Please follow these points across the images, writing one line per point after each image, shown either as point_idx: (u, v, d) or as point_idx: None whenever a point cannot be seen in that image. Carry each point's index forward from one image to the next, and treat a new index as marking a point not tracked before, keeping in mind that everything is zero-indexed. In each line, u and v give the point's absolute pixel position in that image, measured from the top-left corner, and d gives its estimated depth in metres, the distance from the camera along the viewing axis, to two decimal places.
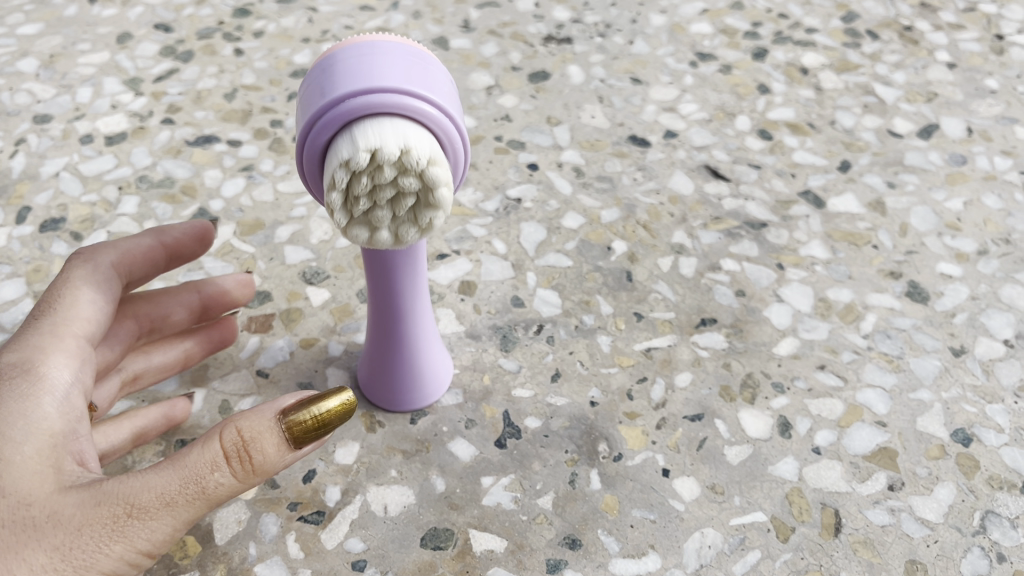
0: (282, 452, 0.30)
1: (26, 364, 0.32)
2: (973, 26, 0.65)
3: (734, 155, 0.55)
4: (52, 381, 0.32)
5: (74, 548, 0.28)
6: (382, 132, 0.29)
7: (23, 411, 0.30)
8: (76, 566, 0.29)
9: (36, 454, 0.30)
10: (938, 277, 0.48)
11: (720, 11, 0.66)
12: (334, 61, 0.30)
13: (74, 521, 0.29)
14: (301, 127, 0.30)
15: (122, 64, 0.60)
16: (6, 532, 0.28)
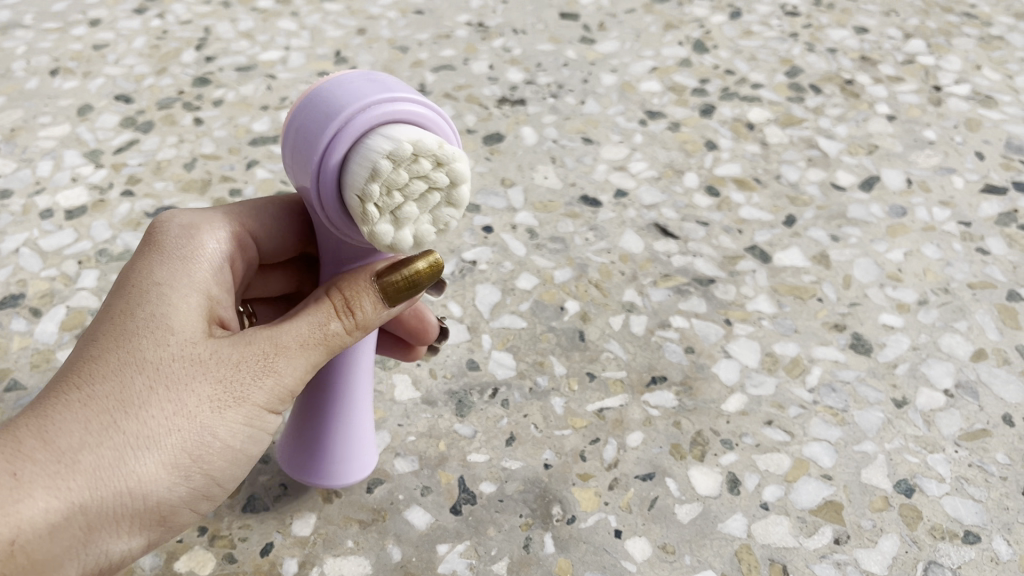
0: (379, 310, 0.33)
1: (181, 228, 0.34)
2: (913, 78, 0.67)
3: (682, 213, 0.57)
4: (210, 249, 0.35)
5: (235, 381, 0.31)
6: (406, 132, 0.29)
7: (183, 267, 0.33)
8: (238, 396, 0.31)
9: (196, 303, 0.32)
10: (880, 328, 0.50)
11: (669, 68, 0.68)
12: (325, 81, 0.31)
13: (236, 357, 0.31)
14: (307, 141, 0.30)
15: (82, 137, 0.61)
16: (175, 363, 0.30)
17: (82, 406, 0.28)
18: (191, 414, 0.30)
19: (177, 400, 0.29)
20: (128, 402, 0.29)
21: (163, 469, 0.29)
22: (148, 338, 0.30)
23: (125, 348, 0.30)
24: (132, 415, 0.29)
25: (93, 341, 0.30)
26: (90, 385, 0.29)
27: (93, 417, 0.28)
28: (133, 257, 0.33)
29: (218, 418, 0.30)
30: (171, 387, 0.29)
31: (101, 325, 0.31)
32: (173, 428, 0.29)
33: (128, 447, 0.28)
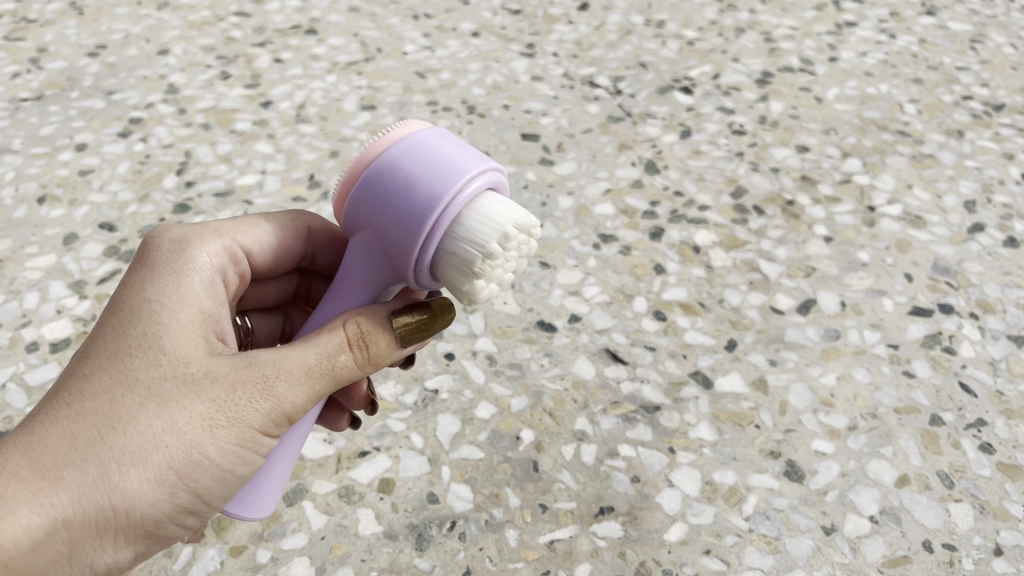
0: (389, 347, 0.42)
1: (180, 254, 0.43)
2: (849, 198, 0.72)
3: (631, 338, 0.61)
4: (199, 265, 0.43)
5: (228, 403, 0.38)
6: (508, 204, 0.39)
7: (175, 284, 0.41)
8: (224, 421, 0.38)
9: (186, 328, 0.40)
10: (812, 454, 0.54)
11: (622, 190, 0.73)
12: (410, 155, 0.38)
13: (220, 383, 0.38)
14: (414, 213, 0.38)
15: (67, 267, 0.65)
16: (166, 383, 0.37)
17: (77, 419, 0.36)
18: (180, 430, 0.37)
19: (167, 417, 0.37)
20: (119, 420, 0.36)
21: (151, 478, 0.36)
22: (142, 358, 0.38)
23: (123, 368, 0.37)
24: (122, 430, 0.36)
25: (87, 360, 0.38)
26: (82, 402, 0.36)
27: (86, 432, 0.36)
28: (131, 274, 0.41)
29: (205, 436, 0.37)
30: (162, 405, 0.37)
31: (100, 349, 0.38)
32: (161, 442, 0.37)
33: (114, 461, 0.36)
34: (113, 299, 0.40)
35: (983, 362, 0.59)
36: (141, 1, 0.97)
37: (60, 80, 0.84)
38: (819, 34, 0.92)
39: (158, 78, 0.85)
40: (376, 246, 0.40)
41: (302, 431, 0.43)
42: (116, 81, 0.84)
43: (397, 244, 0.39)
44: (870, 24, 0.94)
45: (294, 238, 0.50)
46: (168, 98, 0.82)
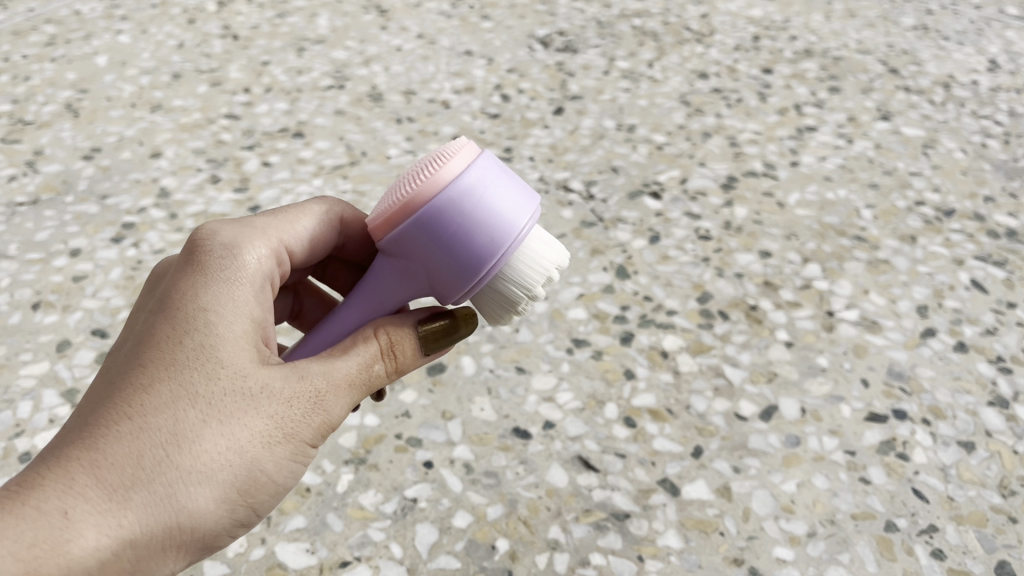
0: (412, 355, 0.50)
1: (230, 261, 0.47)
2: (809, 302, 0.76)
3: (602, 444, 0.64)
4: (250, 264, 0.48)
5: (284, 419, 0.44)
6: (546, 246, 0.49)
7: (228, 291, 0.46)
8: (276, 442, 0.44)
9: (237, 340, 0.44)
10: (774, 561, 0.56)
11: (594, 295, 0.76)
12: (464, 206, 0.46)
13: (273, 406, 0.44)
14: (470, 262, 0.47)
15: (60, 374, 0.67)
16: (228, 401, 0.43)
17: (144, 440, 0.40)
18: (243, 446, 0.43)
19: (231, 433, 0.42)
20: (185, 442, 0.41)
21: (216, 488, 0.42)
22: (202, 374, 0.42)
23: (186, 385, 0.42)
24: (189, 451, 0.41)
25: (145, 372, 0.42)
26: (145, 418, 0.41)
27: (154, 452, 0.40)
28: (183, 280, 0.46)
29: (264, 451, 0.44)
30: (225, 422, 0.42)
31: (157, 366, 0.42)
32: (224, 456, 0.42)
33: (184, 476, 0.41)
34: (166, 304, 0.45)
35: (934, 468, 0.63)
36: (136, 104, 1.01)
37: (56, 183, 0.88)
38: (781, 139, 0.97)
39: (150, 182, 0.88)
40: (420, 270, 0.49)
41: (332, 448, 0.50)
42: (110, 184, 0.88)
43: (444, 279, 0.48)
44: (829, 129, 0.99)
45: (329, 229, 0.57)
46: (159, 201, 0.86)
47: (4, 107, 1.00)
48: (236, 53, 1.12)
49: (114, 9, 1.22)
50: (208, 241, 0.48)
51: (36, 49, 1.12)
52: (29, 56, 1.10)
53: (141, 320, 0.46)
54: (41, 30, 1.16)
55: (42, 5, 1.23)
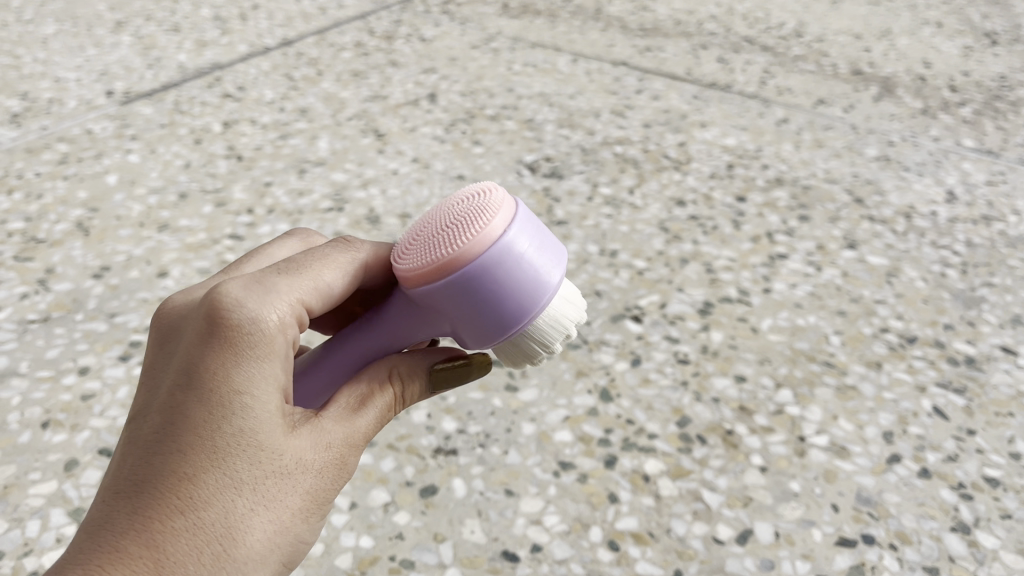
0: (419, 394, 0.60)
1: (261, 334, 0.51)
2: (782, 427, 0.81)
3: (587, 568, 0.67)
4: (279, 327, 0.52)
5: (316, 489, 0.52)
6: (571, 304, 0.58)
7: (261, 368, 0.50)
8: (303, 514, 0.52)
9: (273, 421, 0.50)
10: None
11: (580, 417, 0.81)
12: (499, 272, 0.54)
13: (304, 484, 0.52)
14: (505, 322, 0.55)
15: (67, 493, 0.70)
16: (269, 485, 0.50)
17: (201, 535, 0.47)
18: (283, 522, 0.51)
19: (274, 513, 0.50)
20: (235, 531, 0.48)
21: (262, 561, 0.50)
22: (245, 464, 0.49)
23: (232, 476, 0.48)
24: (237, 537, 0.48)
25: (192, 463, 0.48)
26: (198, 516, 0.47)
27: (212, 546, 0.47)
28: (214, 360, 0.50)
29: (300, 520, 0.52)
30: (268, 505, 0.50)
31: (204, 458, 0.48)
32: (269, 532, 0.50)
33: (239, 560, 0.49)
34: (201, 383, 0.49)
35: None
36: (144, 223, 1.06)
37: (67, 301, 0.92)
38: (754, 266, 1.03)
39: (156, 301, 0.93)
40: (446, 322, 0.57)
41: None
42: (118, 303, 0.92)
43: (474, 331, 0.56)
44: (799, 256, 1.06)
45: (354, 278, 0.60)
46: None
47: (17, 224, 1.05)
48: (240, 173, 1.18)
49: (124, 129, 1.29)
50: (235, 307, 0.51)
51: (48, 167, 1.18)
52: (42, 173, 1.16)
53: (168, 393, 0.50)
54: (55, 148, 1.22)
55: (56, 124, 1.30)
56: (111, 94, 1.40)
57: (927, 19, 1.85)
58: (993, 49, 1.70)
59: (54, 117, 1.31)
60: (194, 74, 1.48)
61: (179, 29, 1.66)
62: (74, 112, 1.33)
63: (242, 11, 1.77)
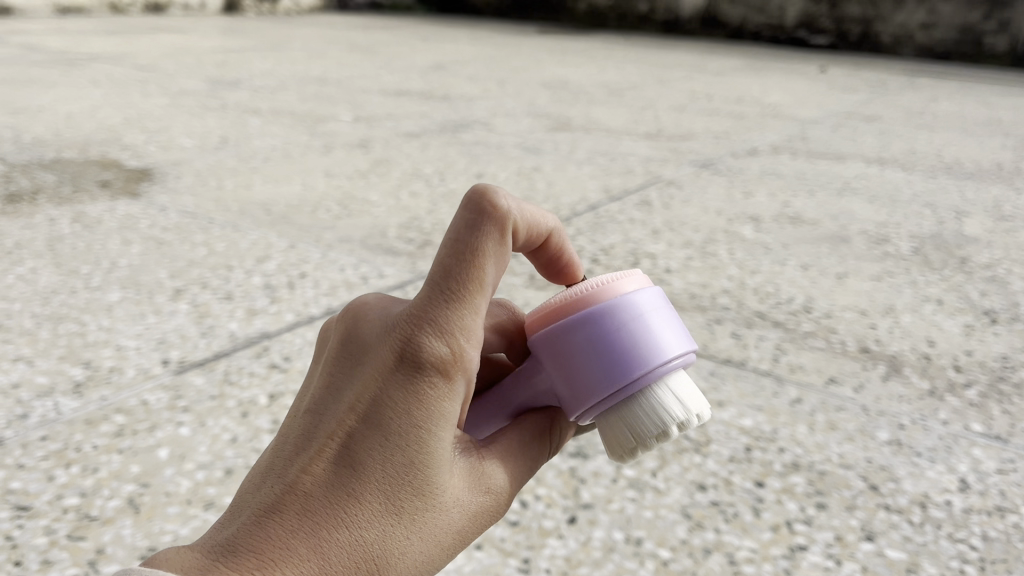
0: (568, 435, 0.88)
1: (434, 380, 0.70)
2: None
3: None
4: (462, 370, 0.71)
5: (460, 514, 0.74)
6: (681, 407, 0.78)
7: (435, 413, 0.70)
8: (450, 532, 0.74)
9: (437, 459, 0.71)
10: None
11: None
12: (615, 319, 0.79)
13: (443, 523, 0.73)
14: (622, 369, 0.78)
15: None
16: (422, 511, 0.71)
17: (361, 546, 0.69)
18: (430, 536, 0.72)
19: (425, 530, 0.72)
20: (391, 540, 0.70)
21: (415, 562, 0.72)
22: (404, 494, 0.70)
23: (394, 501, 0.70)
24: (393, 542, 0.71)
25: (366, 487, 0.70)
26: (360, 526, 0.69)
27: (370, 548, 0.70)
28: (400, 403, 0.70)
29: (446, 539, 0.74)
30: (420, 525, 0.71)
31: (374, 487, 0.70)
32: (419, 541, 0.72)
33: (392, 557, 0.71)
34: (383, 423, 0.70)
35: None
36: (191, 501, 1.12)
37: None
38: (775, 557, 1.07)
39: None
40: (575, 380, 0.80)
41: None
42: None
43: (592, 381, 0.78)
44: (818, 547, 1.09)
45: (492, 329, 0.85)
46: None
47: (74, 499, 1.11)
48: None
49: (177, 399, 1.38)
50: (422, 355, 0.70)
51: (106, 438, 1.26)
52: (99, 445, 1.24)
53: (357, 425, 0.71)
54: (112, 420, 1.31)
55: (114, 393, 1.39)
56: (167, 363, 1.50)
57: (928, 296, 1.98)
58: (993, 328, 1.81)
59: (113, 386, 1.41)
60: (244, 343, 1.59)
61: (232, 297, 1.81)
62: (132, 381, 1.43)
63: (290, 278, 1.92)
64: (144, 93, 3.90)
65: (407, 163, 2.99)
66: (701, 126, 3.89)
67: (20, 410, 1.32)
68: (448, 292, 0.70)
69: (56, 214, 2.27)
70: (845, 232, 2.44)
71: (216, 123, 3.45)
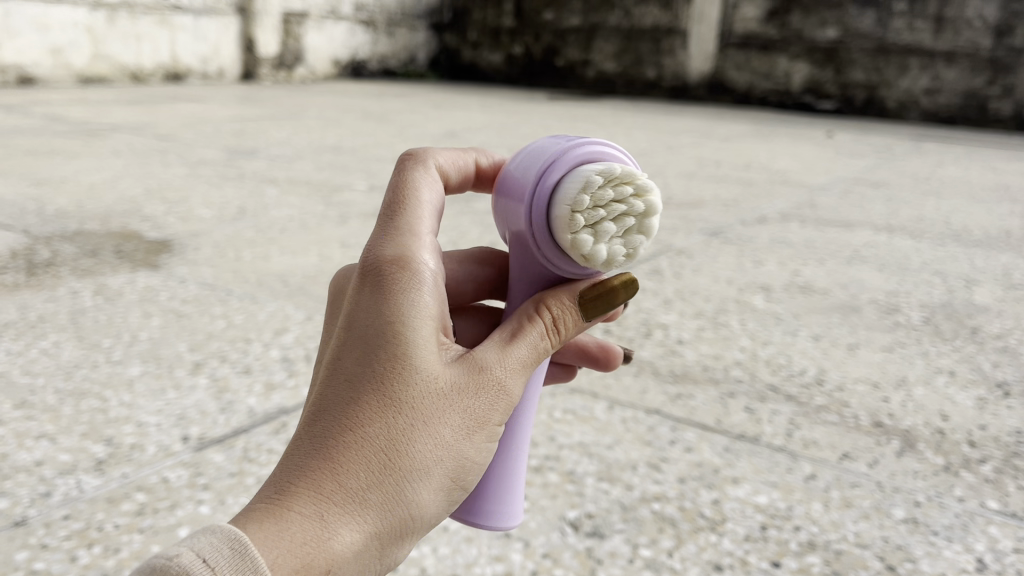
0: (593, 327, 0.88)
1: (396, 276, 0.74)
2: None
3: None
4: (422, 265, 0.76)
5: (463, 396, 0.74)
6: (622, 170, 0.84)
7: (408, 303, 0.73)
8: (457, 418, 0.74)
9: (423, 347, 0.73)
10: None
11: None
12: None
13: (452, 415, 0.74)
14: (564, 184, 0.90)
15: None
16: (421, 399, 0.72)
17: (370, 447, 0.70)
18: (436, 422, 0.73)
19: (429, 419, 0.72)
20: (397, 436, 0.71)
21: (428, 452, 0.73)
22: (396, 387, 0.71)
23: (388, 398, 0.71)
24: (401, 435, 0.71)
25: (358, 394, 0.71)
26: (363, 429, 0.70)
27: (377, 447, 0.70)
28: (371, 307, 0.73)
29: (455, 424, 0.74)
30: (421, 414, 0.72)
31: (366, 390, 0.71)
32: (426, 431, 0.72)
33: (403, 452, 0.71)
34: (362, 332, 0.73)
35: None
36: None
37: None
38: None
39: None
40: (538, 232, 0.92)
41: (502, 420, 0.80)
42: None
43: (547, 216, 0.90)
44: None
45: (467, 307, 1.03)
46: None
47: None
48: None
49: (197, 477, 1.39)
50: (378, 261, 0.76)
51: (127, 517, 1.27)
52: (120, 524, 1.25)
53: (337, 345, 0.74)
54: (133, 498, 1.32)
55: (136, 471, 1.41)
56: (186, 439, 1.52)
57: (941, 367, 1.99)
58: (1006, 402, 1.81)
59: (134, 463, 1.43)
60: (262, 419, 1.61)
61: (250, 371, 1.83)
62: (153, 459, 1.45)
63: (307, 351, 1.95)
64: (164, 164, 3.99)
65: None
66: (710, 193, 3.94)
67: (43, 489, 1.34)
68: (389, 223, 0.80)
69: (79, 287, 2.32)
70: (855, 302, 2.46)
71: (234, 193, 3.53)
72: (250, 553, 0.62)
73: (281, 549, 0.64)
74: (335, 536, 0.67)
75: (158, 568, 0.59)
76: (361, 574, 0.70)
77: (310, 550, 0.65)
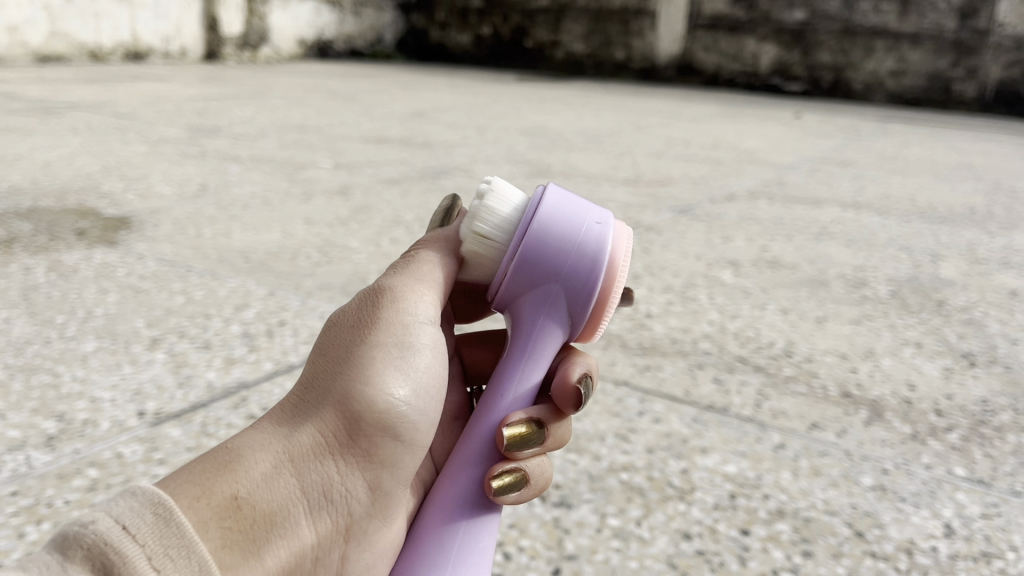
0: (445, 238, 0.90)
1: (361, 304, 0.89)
2: None
3: None
4: None
5: (370, 316, 0.78)
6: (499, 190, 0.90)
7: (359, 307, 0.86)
8: (368, 334, 0.77)
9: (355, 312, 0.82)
10: None
11: None
12: (556, 276, 0.85)
13: (354, 332, 0.77)
14: (525, 275, 0.85)
15: None
16: (343, 335, 0.77)
17: (302, 386, 0.75)
18: (351, 343, 0.76)
19: (347, 343, 0.76)
20: (320, 368, 0.75)
21: (346, 366, 0.74)
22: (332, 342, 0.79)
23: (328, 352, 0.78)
24: (323, 366, 0.75)
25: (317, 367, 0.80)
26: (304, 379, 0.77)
27: (307, 382, 0.75)
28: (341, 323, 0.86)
29: (365, 337, 0.76)
30: (340, 344, 0.77)
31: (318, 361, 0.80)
32: (342, 353, 0.76)
33: (325, 377, 0.74)
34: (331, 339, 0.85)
35: None
36: None
37: None
38: None
39: None
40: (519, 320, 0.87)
41: (426, 325, 0.81)
42: None
43: (515, 295, 0.87)
44: None
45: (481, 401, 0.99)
46: None
47: None
48: None
49: (153, 452, 1.35)
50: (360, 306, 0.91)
51: (78, 493, 1.23)
52: (71, 500, 1.21)
53: None
54: (85, 474, 1.28)
55: (88, 446, 1.36)
56: (143, 414, 1.47)
57: (907, 339, 1.99)
58: (972, 371, 1.81)
59: (87, 439, 1.38)
60: (221, 394, 1.56)
61: (210, 346, 1.78)
62: (106, 434, 1.40)
63: (269, 326, 1.90)
64: (123, 141, 3.89)
65: (388, 210, 3.00)
66: (679, 172, 3.93)
67: None
68: None
69: (32, 263, 2.24)
70: (823, 276, 2.46)
71: (195, 170, 3.45)
72: (174, 516, 0.61)
73: (186, 486, 0.64)
74: (238, 464, 0.67)
75: (72, 537, 0.57)
76: (290, 495, 0.69)
77: (214, 479, 0.66)
